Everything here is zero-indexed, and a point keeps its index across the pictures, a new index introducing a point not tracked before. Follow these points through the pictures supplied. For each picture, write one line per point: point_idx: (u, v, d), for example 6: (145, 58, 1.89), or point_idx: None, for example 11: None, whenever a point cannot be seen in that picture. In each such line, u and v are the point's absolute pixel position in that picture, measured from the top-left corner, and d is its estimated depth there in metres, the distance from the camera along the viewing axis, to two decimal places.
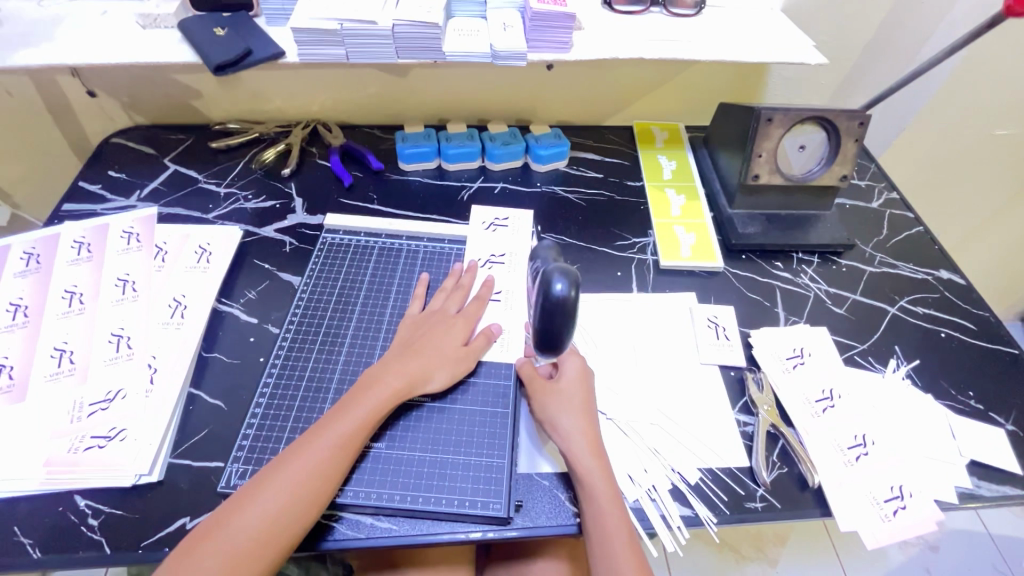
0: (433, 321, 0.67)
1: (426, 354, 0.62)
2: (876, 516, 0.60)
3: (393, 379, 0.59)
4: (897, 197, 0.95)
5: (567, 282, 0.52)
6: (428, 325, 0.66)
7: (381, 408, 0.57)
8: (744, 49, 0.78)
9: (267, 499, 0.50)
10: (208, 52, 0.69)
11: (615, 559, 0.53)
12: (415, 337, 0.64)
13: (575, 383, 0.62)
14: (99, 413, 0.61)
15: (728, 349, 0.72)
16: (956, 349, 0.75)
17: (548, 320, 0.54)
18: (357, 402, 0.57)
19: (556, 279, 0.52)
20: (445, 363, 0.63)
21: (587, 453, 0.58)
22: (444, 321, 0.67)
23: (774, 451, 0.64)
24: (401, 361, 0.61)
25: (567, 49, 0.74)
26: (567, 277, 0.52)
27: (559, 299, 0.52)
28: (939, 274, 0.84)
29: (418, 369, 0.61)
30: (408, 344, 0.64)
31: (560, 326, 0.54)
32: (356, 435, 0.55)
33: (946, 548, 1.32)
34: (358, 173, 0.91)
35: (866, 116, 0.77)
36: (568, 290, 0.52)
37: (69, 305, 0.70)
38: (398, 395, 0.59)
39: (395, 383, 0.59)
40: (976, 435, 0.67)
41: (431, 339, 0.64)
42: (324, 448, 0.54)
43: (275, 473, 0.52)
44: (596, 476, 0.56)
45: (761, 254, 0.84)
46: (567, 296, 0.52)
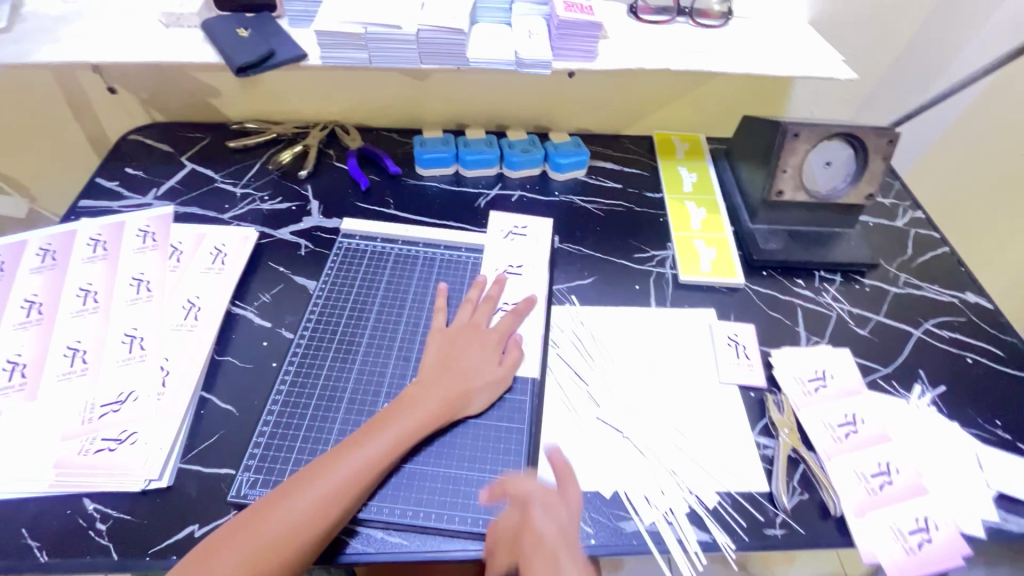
0: (466, 336, 0.66)
1: (462, 374, 0.62)
2: (901, 548, 0.58)
3: (433, 401, 0.59)
4: (922, 216, 0.93)
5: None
6: (460, 340, 0.65)
7: (417, 427, 0.58)
8: (773, 62, 0.76)
9: (293, 510, 0.50)
10: (230, 53, 0.68)
11: None
12: (448, 355, 0.64)
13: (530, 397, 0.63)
14: (111, 415, 0.60)
15: (748, 368, 0.71)
16: (984, 375, 0.73)
17: None
18: (394, 419, 0.57)
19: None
20: (484, 383, 0.63)
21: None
22: (479, 338, 0.66)
23: (795, 476, 0.63)
24: (439, 381, 0.61)
25: (592, 58, 0.73)
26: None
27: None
28: (965, 297, 0.82)
29: (459, 389, 0.61)
30: (447, 360, 0.63)
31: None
32: (387, 454, 0.55)
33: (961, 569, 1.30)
34: (375, 177, 0.91)
35: (895, 134, 0.76)
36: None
37: (83, 303, 0.69)
38: (437, 416, 0.59)
39: (431, 406, 0.59)
40: (1004, 465, 0.65)
41: (464, 359, 0.63)
42: (353, 465, 0.54)
43: (302, 485, 0.52)
44: None
45: (783, 271, 0.83)
46: None
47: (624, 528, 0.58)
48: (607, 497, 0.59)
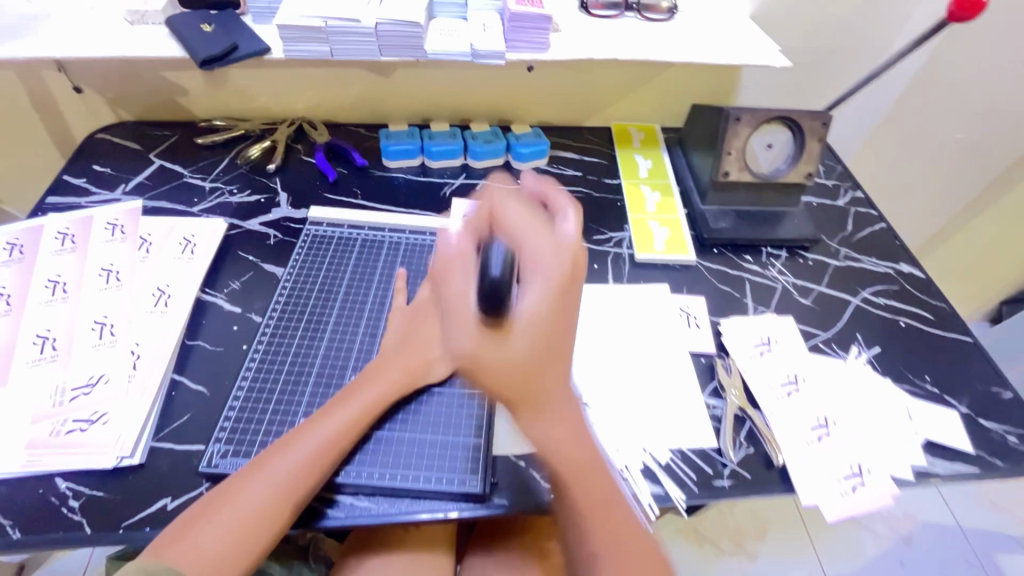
0: (425, 312, 0.69)
1: (422, 346, 0.65)
2: (837, 492, 0.62)
3: (396, 371, 0.63)
4: (861, 195, 0.99)
5: (504, 259, 0.44)
6: (421, 316, 0.68)
7: (384, 396, 0.61)
8: (714, 51, 0.82)
9: (273, 476, 0.53)
10: (195, 46, 0.71)
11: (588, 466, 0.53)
12: (410, 330, 0.67)
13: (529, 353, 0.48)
14: (82, 397, 0.62)
15: (699, 337, 0.76)
16: (915, 337, 0.79)
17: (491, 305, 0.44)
18: (362, 391, 0.60)
19: (493, 259, 0.44)
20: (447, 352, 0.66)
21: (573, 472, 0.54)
22: (437, 313, 0.69)
23: (742, 432, 0.67)
24: (401, 355, 0.64)
25: (544, 49, 0.77)
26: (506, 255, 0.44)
27: (496, 281, 0.43)
28: (900, 268, 0.88)
29: (425, 361, 0.64)
30: (409, 334, 0.66)
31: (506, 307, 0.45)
32: (355, 424, 0.58)
33: (917, 540, 1.48)
34: (342, 169, 0.94)
35: (828, 117, 0.82)
36: (506, 272, 0.43)
37: (52, 294, 0.70)
38: (402, 385, 0.62)
39: (395, 377, 0.62)
40: (933, 416, 0.70)
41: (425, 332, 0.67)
42: (324, 434, 0.56)
43: (280, 453, 0.54)
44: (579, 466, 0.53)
45: (732, 248, 0.88)
46: (504, 278, 0.43)
47: None
48: None
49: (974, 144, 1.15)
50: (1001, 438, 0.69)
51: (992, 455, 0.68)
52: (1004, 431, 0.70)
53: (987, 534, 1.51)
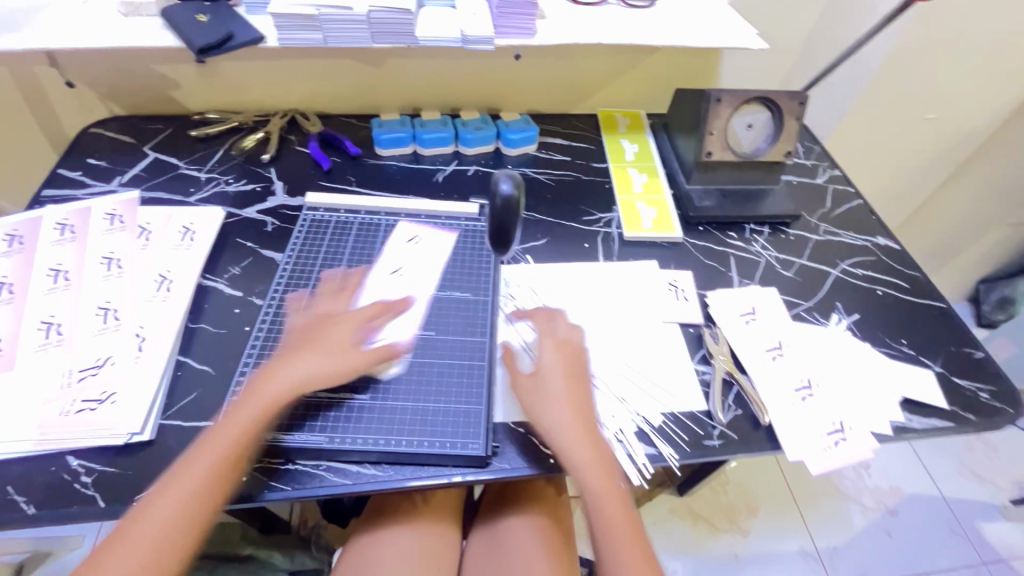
0: (321, 328, 0.64)
1: (304, 364, 0.60)
2: (820, 447, 0.66)
3: (271, 391, 0.58)
4: (839, 174, 1.03)
5: (512, 181, 0.60)
6: (319, 331, 0.64)
7: (253, 415, 0.57)
8: (695, 35, 0.85)
9: (156, 511, 0.52)
10: (191, 36, 0.72)
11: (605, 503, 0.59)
12: (299, 347, 0.62)
13: (555, 404, 0.62)
14: (89, 378, 0.63)
15: (687, 309, 0.79)
16: (892, 304, 0.83)
17: (499, 221, 0.61)
18: (240, 410, 0.57)
19: (504, 180, 0.60)
20: (320, 365, 0.60)
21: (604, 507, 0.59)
22: (337, 327, 0.64)
23: (730, 395, 0.70)
24: (281, 373, 0.59)
25: (531, 35, 0.79)
26: (512, 178, 0.60)
27: (505, 194, 0.59)
28: (877, 240, 0.92)
29: (292, 375, 0.59)
30: (299, 346, 0.62)
31: (507, 221, 0.61)
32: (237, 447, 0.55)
33: (903, 512, 1.53)
34: (336, 159, 0.95)
35: (805, 96, 0.86)
36: (513, 190, 0.60)
37: (55, 281, 0.72)
38: (275, 402, 0.58)
39: (276, 396, 0.58)
40: (909, 376, 0.74)
41: (314, 347, 0.62)
42: (208, 461, 0.55)
43: (169, 484, 0.54)
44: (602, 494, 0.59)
45: (717, 226, 0.91)
46: (512, 195, 0.60)
47: None
48: None
49: (945, 124, 1.20)
50: (974, 394, 0.73)
51: (965, 410, 0.72)
52: (977, 388, 0.74)
53: (970, 503, 1.57)
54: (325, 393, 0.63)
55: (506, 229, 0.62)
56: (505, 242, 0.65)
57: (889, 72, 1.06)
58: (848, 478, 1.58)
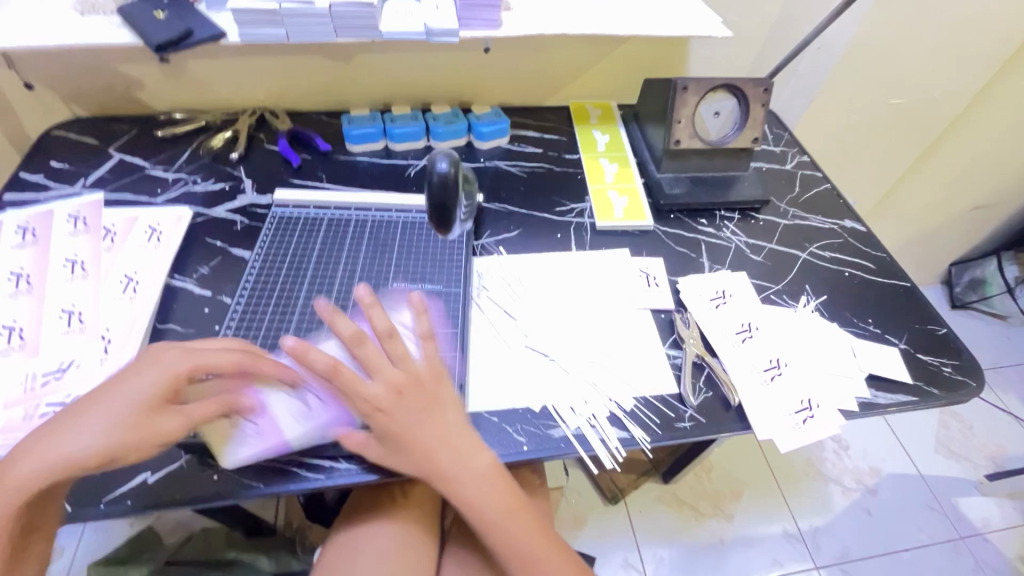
0: (125, 383, 0.54)
1: (99, 424, 0.51)
2: (789, 425, 0.67)
3: (58, 452, 0.50)
4: (807, 159, 1.05)
5: (447, 159, 0.58)
6: (122, 383, 0.54)
7: (32, 485, 0.48)
8: (661, 24, 0.85)
9: None
10: (149, 33, 0.71)
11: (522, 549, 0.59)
12: (99, 400, 0.53)
13: (458, 465, 0.58)
14: (54, 382, 0.62)
15: (658, 295, 0.80)
16: (858, 284, 0.85)
17: (439, 200, 0.59)
18: (4, 488, 0.48)
19: (440, 160, 0.58)
20: (115, 442, 0.51)
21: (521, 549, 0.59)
22: (147, 381, 0.54)
23: (701, 378, 0.71)
24: (72, 433, 0.51)
25: (496, 27, 0.80)
26: (449, 157, 0.58)
27: (441, 174, 0.57)
28: (844, 223, 0.94)
29: (80, 443, 0.50)
30: (94, 407, 0.53)
31: (449, 203, 0.59)
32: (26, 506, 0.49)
33: (883, 491, 1.57)
34: (307, 156, 0.95)
35: (769, 83, 0.88)
36: (450, 168, 0.58)
37: (16, 286, 0.70)
38: (58, 470, 0.49)
39: (68, 454, 0.50)
40: (876, 354, 0.76)
41: (111, 402, 0.53)
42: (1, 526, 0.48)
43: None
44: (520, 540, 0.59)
45: (687, 213, 0.92)
46: (449, 172, 0.58)
47: (552, 434, 0.64)
48: (537, 411, 0.66)
49: (909, 109, 1.23)
50: (938, 369, 0.75)
51: (929, 384, 0.74)
52: (941, 363, 0.76)
53: (946, 480, 1.61)
54: None
55: (448, 210, 0.59)
56: (447, 222, 0.61)
57: (853, 58, 1.08)
58: (829, 460, 1.61)
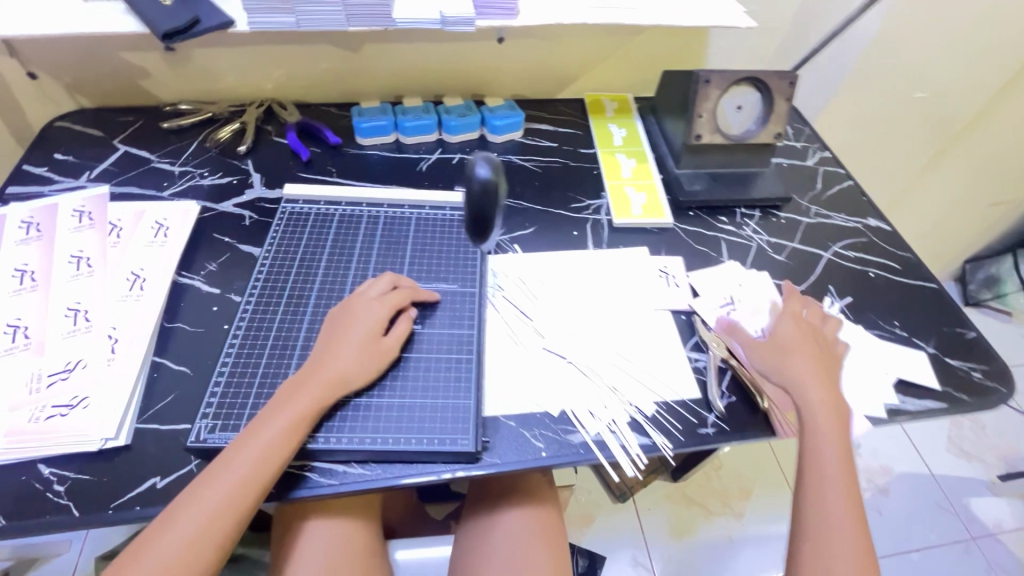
0: (346, 318, 0.62)
1: (338, 357, 0.59)
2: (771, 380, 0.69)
3: (315, 385, 0.57)
4: (829, 155, 1.02)
5: (487, 164, 0.63)
6: (346, 318, 0.63)
7: (293, 423, 0.54)
8: (683, 13, 0.82)
9: (187, 520, 0.49)
10: (155, 20, 0.68)
11: (822, 451, 0.60)
12: (329, 336, 0.61)
13: (813, 366, 0.64)
14: (59, 383, 0.61)
15: (677, 295, 0.77)
16: (884, 285, 0.82)
17: (477, 206, 0.65)
18: (267, 424, 0.54)
19: (479, 164, 0.63)
20: (366, 369, 0.60)
21: (831, 456, 0.60)
22: (366, 315, 0.63)
23: (724, 382, 0.69)
24: (315, 374, 0.58)
25: (513, 16, 0.76)
26: (488, 162, 0.64)
27: (481, 178, 0.62)
28: (868, 222, 0.91)
29: (330, 377, 0.57)
30: (324, 348, 0.60)
31: (486, 208, 0.65)
32: (281, 446, 0.53)
33: (894, 491, 1.55)
34: (316, 149, 0.92)
35: (794, 76, 0.85)
36: (490, 176, 0.63)
37: (21, 283, 0.68)
38: (321, 402, 0.56)
39: (319, 390, 0.57)
40: (902, 358, 0.74)
41: (342, 334, 0.61)
42: (243, 467, 0.52)
43: (195, 492, 0.51)
44: (822, 439, 0.60)
45: (707, 211, 0.90)
46: (489, 179, 0.63)
47: (571, 440, 0.63)
48: (555, 416, 0.64)
49: (932, 103, 1.20)
50: (967, 374, 0.73)
51: (958, 390, 0.72)
52: (969, 368, 0.74)
53: (958, 480, 1.59)
54: None
55: (487, 216, 0.65)
56: (484, 229, 0.67)
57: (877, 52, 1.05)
58: None
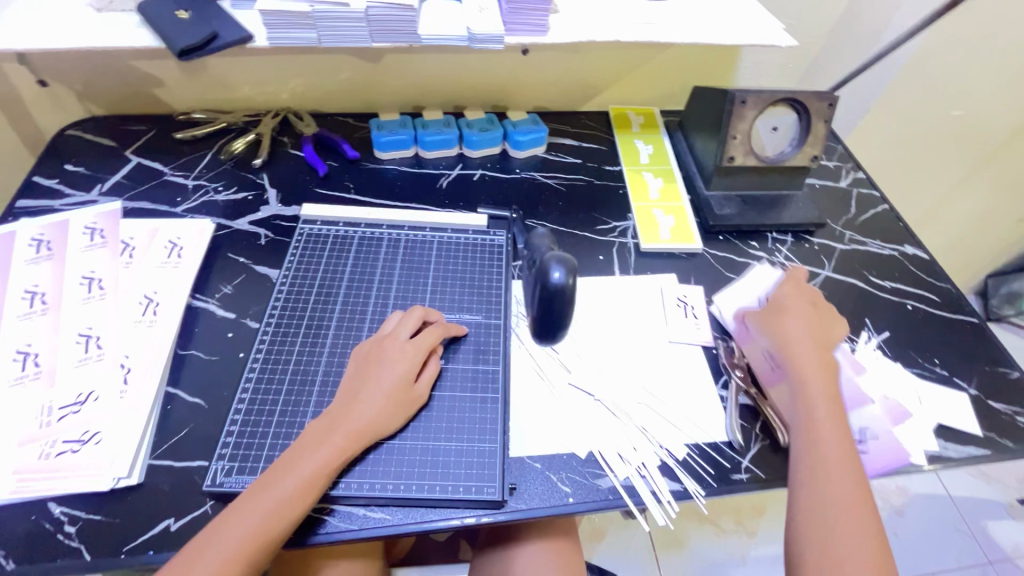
0: (376, 357, 0.60)
1: (366, 404, 0.56)
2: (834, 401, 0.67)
3: (341, 436, 0.54)
4: (863, 176, 0.98)
5: (566, 266, 0.45)
6: (375, 358, 0.60)
7: (315, 473, 0.52)
8: (719, 30, 0.78)
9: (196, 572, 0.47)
10: (172, 36, 0.66)
11: (813, 399, 0.61)
12: (358, 378, 0.59)
13: (801, 324, 0.67)
14: (71, 416, 0.58)
15: (695, 328, 0.74)
16: (923, 319, 0.79)
17: (546, 312, 0.46)
18: (288, 472, 0.52)
19: (553, 267, 0.45)
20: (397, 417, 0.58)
21: (825, 405, 0.61)
22: (396, 356, 0.60)
23: (755, 424, 0.66)
24: (341, 423, 0.55)
25: (544, 32, 0.73)
26: (565, 263, 0.45)
27: (558, 288, 0.45)
28: (904, 249, 0.88)
29: (357, 427, 0.55)
30: (353, 389, 0.58)
31: (559, 317, 0.46)
32: (300, 497, 0.51)
33: (910, 511, 1.51)
34: (333, 163, 0.89)
35: (835, 97, 0.80)
36: (567, 279, 0.45)
37: (31, 306, 0.66)
38: (345, 453, 0.54)
39: (344, 441, 0.54)
40: (942, 399, 0.70)
41: (372, 377, 0.58)
42: (258, 517, 0.49)
43: (214, 535, 0.49)
44: (812, 385, 0.62)
45: (737, 235, 0.86)
46: (566, 286, 0.45)
47: (599, 485, 0.60)
48: (582, 457, 0.62)
49: (968, 120, 1.15)
50: (1011, 418, 0.70)
51: (1002, 436, 0.68)
52: (1014, 411, 0.71)
53: (975, 501, 1.55)
54: None
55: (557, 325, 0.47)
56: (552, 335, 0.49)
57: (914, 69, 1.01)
58: None
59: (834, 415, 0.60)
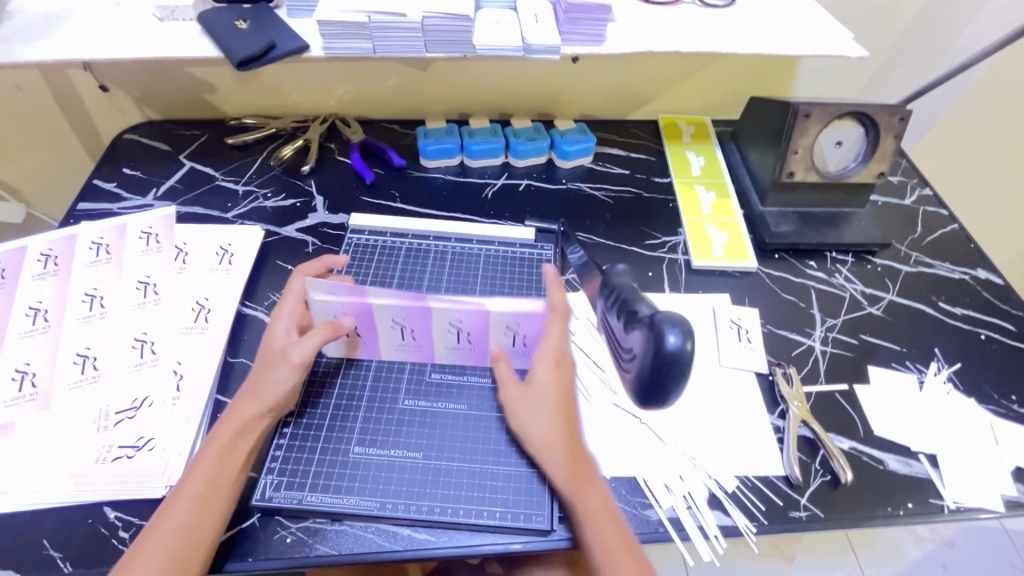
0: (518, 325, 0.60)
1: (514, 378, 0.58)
2: (943, 392, 0.69)
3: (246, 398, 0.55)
4: (930, 193, 0.92)
5: (681, 332, 0.46)
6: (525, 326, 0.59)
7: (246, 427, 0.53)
8: (783, 39, 0.75)
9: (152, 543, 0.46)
10: (232, 46, 0.66)
11: (542, 441, 0.54)
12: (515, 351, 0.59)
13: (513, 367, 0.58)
14: (126, 421, 0.60)
15: (751, 352, 0.71)
16: (997, 351, 0.74)
17: (657, 376, 0.48)
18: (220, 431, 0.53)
19: (667, 330, 0.47)
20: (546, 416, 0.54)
21: (552, 449, 0.53)
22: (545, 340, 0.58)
23: (812, 457, 0.63)
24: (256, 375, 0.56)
25: (600, 42, 0.71)
26: (680, 326, 0.47)
27: (673, 352, 0.46)
28: (976, 274, 0.82)
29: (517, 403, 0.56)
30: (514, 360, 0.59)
31: (669, 381, 0.48)
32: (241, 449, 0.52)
33: (961, 544, 1.39)
34: (379, 170, 0.89)
35: (907, 111, 0.76)
36: (682, 341, 0.46)
37: (90, 308, 0.67)
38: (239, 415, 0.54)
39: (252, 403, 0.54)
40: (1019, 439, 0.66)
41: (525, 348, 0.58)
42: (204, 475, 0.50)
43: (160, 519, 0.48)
44: (547, 428, 0.54)
45: (794, 254, 0.82)
46: (683, 348, 0.46)
47: (648, 516, 0.58)
48: (630, 486, 0.60)
49: None
50: None
51: None
52: None
53: None
54: (376, 450, 0.58)
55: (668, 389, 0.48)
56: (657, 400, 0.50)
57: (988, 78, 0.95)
58: None
59: (555, 448, 0.53)
